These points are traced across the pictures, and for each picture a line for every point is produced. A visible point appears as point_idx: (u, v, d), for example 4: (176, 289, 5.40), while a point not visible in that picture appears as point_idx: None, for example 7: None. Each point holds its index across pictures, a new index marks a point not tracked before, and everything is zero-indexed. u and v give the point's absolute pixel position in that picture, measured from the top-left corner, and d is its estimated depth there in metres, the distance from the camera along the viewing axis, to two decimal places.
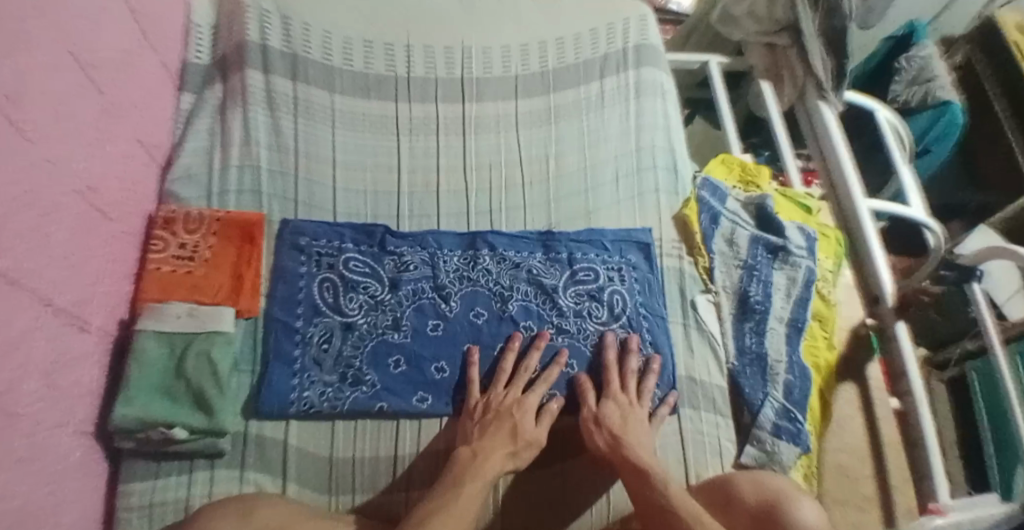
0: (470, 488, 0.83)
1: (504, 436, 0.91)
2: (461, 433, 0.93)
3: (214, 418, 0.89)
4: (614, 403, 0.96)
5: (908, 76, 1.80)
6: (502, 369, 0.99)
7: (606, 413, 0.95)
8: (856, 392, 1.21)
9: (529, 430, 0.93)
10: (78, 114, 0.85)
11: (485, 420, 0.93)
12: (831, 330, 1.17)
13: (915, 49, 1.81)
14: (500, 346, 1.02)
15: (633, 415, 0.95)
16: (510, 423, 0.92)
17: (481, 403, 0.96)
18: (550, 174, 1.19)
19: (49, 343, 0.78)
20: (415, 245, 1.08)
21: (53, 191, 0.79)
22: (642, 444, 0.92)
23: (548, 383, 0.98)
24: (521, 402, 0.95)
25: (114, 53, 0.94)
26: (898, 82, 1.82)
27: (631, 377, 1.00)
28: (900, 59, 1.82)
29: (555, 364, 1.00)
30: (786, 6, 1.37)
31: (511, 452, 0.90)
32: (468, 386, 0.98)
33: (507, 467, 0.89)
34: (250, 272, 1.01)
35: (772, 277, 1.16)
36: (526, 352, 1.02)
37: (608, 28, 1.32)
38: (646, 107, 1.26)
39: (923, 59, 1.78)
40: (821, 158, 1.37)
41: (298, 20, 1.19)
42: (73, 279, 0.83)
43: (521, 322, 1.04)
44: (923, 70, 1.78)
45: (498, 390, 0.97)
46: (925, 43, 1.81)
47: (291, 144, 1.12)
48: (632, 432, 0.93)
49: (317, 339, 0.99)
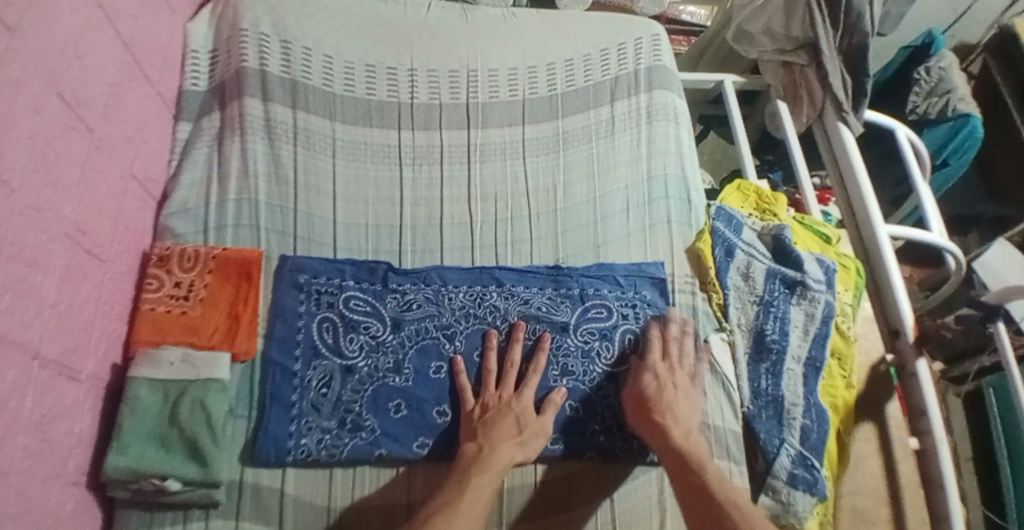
0: (479, 481, 0.84)
1: (510, 427, 0.92)
2: (464, 432, 0.93)
3: (208, 469, 0.86)
4: (652, 374, 0.98)
5: (926, 87, 1.74)
6: (488, 371, 0.98)
7: (643, 386, 0.97)
8: (875, 432, 1.15)
9: (533, 421, 0.94)
10: (66, 155, 0.80)
11: (486, 418, 0.93)
12: (850, 369, 1.12)
13: (934, 59, 1.74)
14: (479, 347, 1.01)
15: (671, 386, 0.97)
16: (513, 416, 0.93)
17: (478, 406, 0.95)
18: (557, 205, 1.15)
19: (38, 396, 0.75)
20: (418, 282, 1.05)
21: (41, 238, 0.75)
22: (678, 417, 0.94)
23: (539, 373, 0.98)
24: (519, 396, 0.95)
25: (103, 88, 0.90)
26: (916, 94, 1.76)
27: (670, 347, 1.02)
28: (919, 69, 1.76)
29: (540, 351, 0.99)
30: (803, 24, 1.33)
31: (518, 441, 0.91)
32: (459, 394, 0.97)
33: (516, 456, 0.90)
34: (247, 312, 0.98)
35: (790, 313, 1.11)
36: (507, 345, 1.01)
37: (619, 49, 1.27)
38: (658, 132, 1.21)
39: (942, 70, 1.72)
40: (839, 179, 1.33)
41: (298, 44, 1.15)
42: (64, 328, 0.80)
43: (505, 323, 1.03)
44: (942, 82, 1.72)
45: (489, 390, 0.96)
46: (944, 53, 1.74)
47: (290, 177, 1.08)
48: (671, 404, 0.95)
49: (315, 383, 0.96)
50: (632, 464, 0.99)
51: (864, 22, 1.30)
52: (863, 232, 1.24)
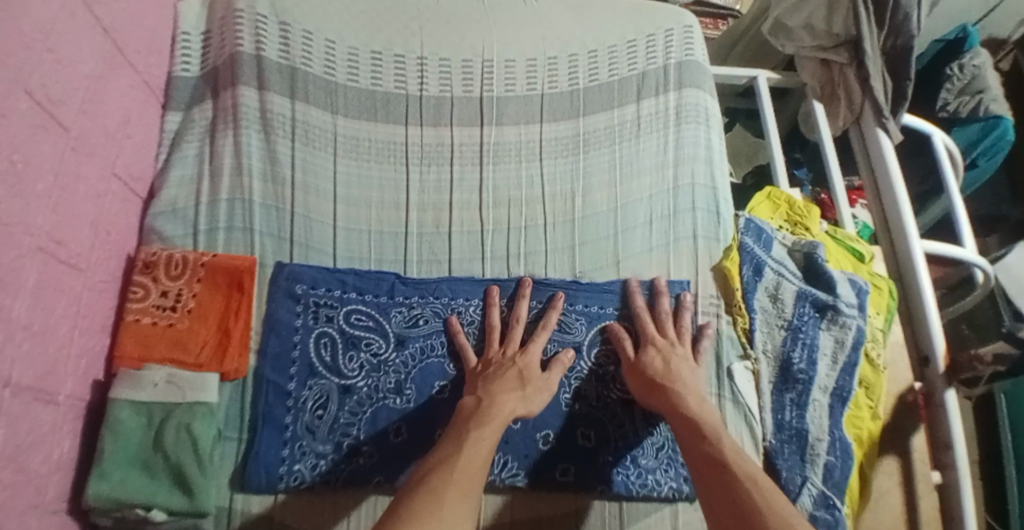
0: (478, 434, 0.79)
1: (512, 380, 0.88)
2: (467, 386, 0.90)
3: (195, 499, 0.81)
4: (654, 348, 0.95)
5: (958, 84, 1.52)
6: (492, 328, 0.95)
7: (646, 360, 0.93)
8: (898, 467, 1.09)
9: (537, 377, 0.90)
10: (36, 161, 0.72)
11: (487, 373, 0.90)
12: (878, 400, 1.04)
13: (967, 56, 1.50)
14: (478, 303, 0.98)
15: (675, 358, 0.94)
16: (515, 370, 0.89)
17: (481, 363, 0.92)
18: (575, 214, 1.06)
19: (11, 427, 0.67)
20: (426, 295, 0.98)
21: (8, 255, 0.67)
22: (688, 389, 0.89)
23: (548, 329, 0.95)
24: (523, 351, 0.92)
25: (80, 82, 0.80)
26: (946, 91, 1.54)
27: (666, 321, 0.99)
28: (950, 65, 1.53)
29: (551, 308, 0.97)
30: (845, 20, 1.22)
31: (521, 395, 0.87)
32: (459, 354, 0.94)
33: (519, 409, 0.85)
34: (238, 326, 0.91)
35: (819, 340, 1.04)
36: (513, 300, 0.99)
37: (648, 41, 1.17)
38: (687, 136, 1.12)
39: (975, 69, 1.49)
40: (869, 174, 1.25)
41: (297, 27, 1.06)
42: (38, 350, 0.72)
43: (513, 278, 1.00)
44: (975, 80, 1.50)
45: (494, 347, 0.94)
46: (978, 49, 1.50)
47: (287, 175, 1.00)
48: (677, 378, 0.90)
49: (311, 405, 0.89)
50: (643, 500, 0.92)
51: (912, 22, 1.19)
52: (896, 247, 1.16)
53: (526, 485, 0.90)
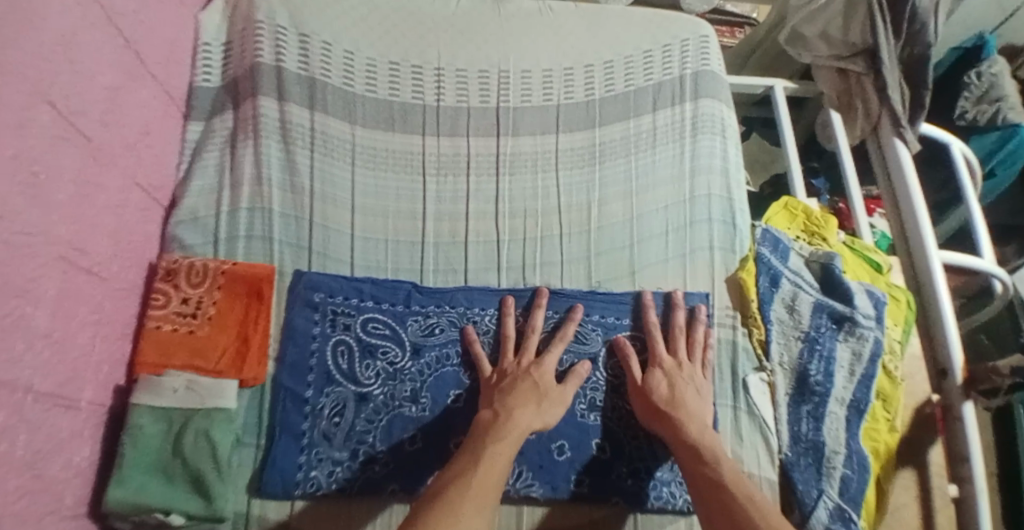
0: (493, 448, 0.80)
1: (527, 391, 0.88)
2: (483, 399, 0.90)
3: (213, 505, 0.82)
4: (661, 371, 0.94)
5: (976, 92, 1.49)
6: (507, 337, 0.96)
7: (651, 383, 0.92)
8: (915, 480, 1.06)
9: (551, 387, 0.91)
10: (56, 171, 0.73)
11: (502, 386, 0.90)
12: (895, 412, 1.02)
13: (985, 64, 1.48)
14: (494, 314, 0.99)
15: (681, 380, 0.93)
16: (531, 381, 0.90)
17: (495, 374, 0.92)
18: (590, 225, 1.07)
19: (31, 433, 0.69)
20: (442, 304, 0.98)
21: (30, 265, 0.69)
22: (691, 414, 0.88)
23: (565, 341, 0.95)
24: (539, 363, 0.92)
25: (100, 94, 0.82)
26: (965, 98, 1.50)
27: (678, 337, 0.98)
28: (968, 73, 1.50)
29: (570, 321, 0.97)
30: (861, 30, 1.21)
31: (537, 408, 0.87)
32: (475, 364, 0.94)
33: (534, 422, 0.85)
34: (256, 334, 0.92)
35: (835, 352, 1.03)
36: (530, 311, 0.99)
37: (664, 51, 1.17)
38: (703, 147, 1.12)
39: (994, 77, 1.46)
40: (888, 187, 1.24)
41: (316, 39, 1.07)
42: (57, 357, 0.73)
43: (528, 289, 1.01)
44: (993, 88, 1.47)
45: (509, 358, 0.94)
46: (996, 57, 1.48)
47: (305, 185, 1.01)
48: (682, 404, 0.89)
49: (328, 412, 0.90)
50: (658, 512, 0.92)
51: (927, 32, 1.20)
52: (915, 261, 1.15)
53: (541, 497, 0.90)
